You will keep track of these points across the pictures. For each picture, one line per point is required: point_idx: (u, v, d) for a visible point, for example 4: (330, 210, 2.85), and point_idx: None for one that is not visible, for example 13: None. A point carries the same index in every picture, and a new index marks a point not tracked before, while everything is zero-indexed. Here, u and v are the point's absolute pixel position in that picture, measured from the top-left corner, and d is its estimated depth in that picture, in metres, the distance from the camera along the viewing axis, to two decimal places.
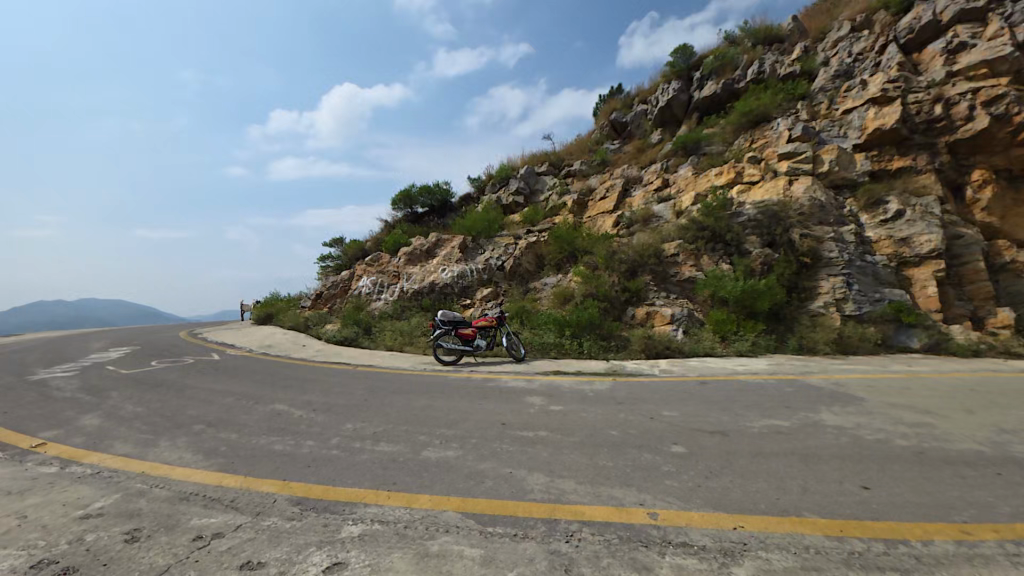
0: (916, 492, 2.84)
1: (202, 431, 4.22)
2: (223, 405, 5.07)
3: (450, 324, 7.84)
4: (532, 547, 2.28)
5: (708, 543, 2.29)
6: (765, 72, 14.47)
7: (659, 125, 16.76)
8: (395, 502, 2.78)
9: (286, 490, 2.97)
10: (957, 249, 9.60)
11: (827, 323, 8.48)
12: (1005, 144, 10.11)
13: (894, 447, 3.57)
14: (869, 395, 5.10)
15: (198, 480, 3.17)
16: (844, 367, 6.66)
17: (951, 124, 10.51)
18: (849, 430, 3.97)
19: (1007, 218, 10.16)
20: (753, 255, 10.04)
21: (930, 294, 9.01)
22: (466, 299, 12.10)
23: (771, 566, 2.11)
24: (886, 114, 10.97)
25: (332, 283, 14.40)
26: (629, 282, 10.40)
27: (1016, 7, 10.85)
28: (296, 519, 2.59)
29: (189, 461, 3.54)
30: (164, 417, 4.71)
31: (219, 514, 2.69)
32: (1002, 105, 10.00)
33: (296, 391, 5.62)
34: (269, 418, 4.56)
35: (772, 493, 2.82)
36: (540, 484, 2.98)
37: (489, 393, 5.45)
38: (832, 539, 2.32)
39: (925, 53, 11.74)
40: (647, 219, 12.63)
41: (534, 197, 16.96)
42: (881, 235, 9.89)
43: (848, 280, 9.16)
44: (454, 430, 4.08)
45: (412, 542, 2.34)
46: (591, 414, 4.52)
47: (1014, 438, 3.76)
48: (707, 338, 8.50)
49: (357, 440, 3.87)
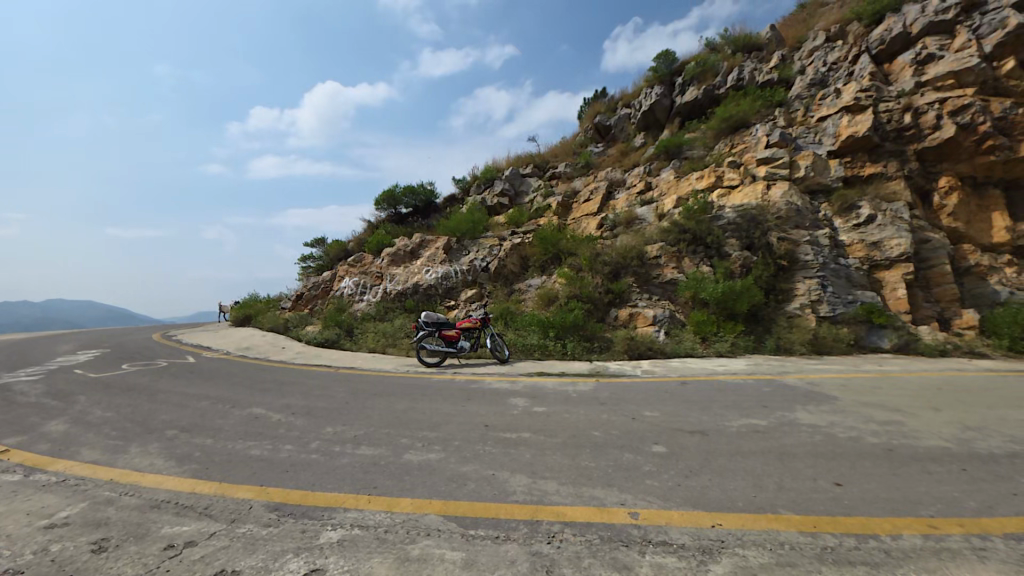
0: (886, 488, 2.93)
1: (176, 436, 4.10)
2: (198, 409, 4.93)
3: (434, 325, 7.79)
4: (513, 548, 2.28)
5: (687, 541, 2.32)
6: (744, 79, 14.82)
7: (642, 129, 17.04)
8: (375, 506, 2.74)
9: (262, 495, 2.91)
10: (925, 254, 9.98)
11: (804, 324, 8.73)
12: (970, 152, 10.57)
13: (866, 444, 3.68)
14: (842, 394, 5.24)
15: (170, 487, 3.07)
16: (819, 367, 6.85)
17: (920, 132, 10.92)
18: (822, 428, 4.08)
19: (970, 224, 10.66)
20: (733, 258, 10.27)
21: (900, 296, 9.36)
22: (450, 300, 12.07)
23: (748, 563, 2.15)
24: (858, 121, 11.34)
25: (313, 283, 14.17)
26: (612, 283, 10.52)
27: (983, 20, 11.30)
28: (272, 526, 2.53)
29: (161, 467, 3.42)
30: (135, 422, 4.56)
31: (193, 522, 2.61)
32: (968, 115, 10.44)
33: (275, 395, 5.51)
34: (247, 422, 4.45)
35: (749, 491, 2.88)
36: (522, 486, 2.98)
37: (473, 394, 5.46)
38: (805, 535, 2.38)
39: (896, 63, 12.18)
40: (630, 222, 12.78)
41: (519, 198, 17.01)
42: (853, 239, 10.21)
43: (822, 282, 9.44)
44: (437, 432, 4.06)
45: (393, 547, 2.31)
46: (574, 415, 4.56)
47: (979, 435, 3.92)
48: (688, 338, 8.67)
49: (337, 444, 3.81)
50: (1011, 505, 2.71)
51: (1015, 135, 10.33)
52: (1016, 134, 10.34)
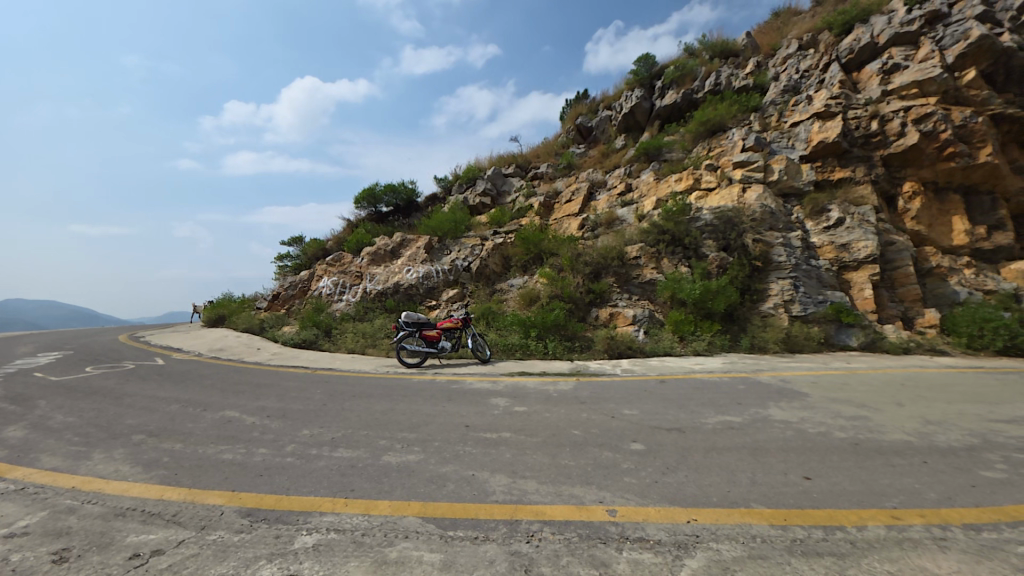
0: (853, 481, 3.05)
1: (143, 442, 3.95)
2: (167, 413, 4.75)
3: (414, 325, 7.68)
4: (492, 548, 2.28)
5: (664, 537, 2.36)
6: (721, 84, 15.17)
7: (623, 131, 17.29)
8: (352, 509, 2.69)
9: (234, 501, 2.82)
10: (890, 256, 10.41)
11: (777, 323, 9.00)
12: (932, 159, 11.06)
13: (834, 439, 3.81)
14: (812, 391, 5.43)
15: (137, 494, 2.95)
16: (791, 365, 7.06)
17: (886, 139, 11.35)
18: (793, 424, 4.22)
19: (932, 227, 11.18)
20: (710, 259, 10.51)
21: (866, 296, 9.75)
22: (431, 300, 11.99)
23: (721, 557, 2.20)
24: (829, 128, 11.73)
25: (290, 283, 13.85)
26: (593, 284, 10.63)
27: (945, 31, 11.79)
28: (245, 532, 2.47)
29: (126, 474, 3.29)
30: (99, 427, 4.37)
31: (159, 530, 2.52)
32: (930, 123, 10.89)
33: (249, 398, 5.34)
34: (219, 426, 4.32)
35: (723, 487, 2.95)
36: (502, 486, 2.98)
37: (454, 394, 5.42)
38: (776, 528, 2.45)
39: (864, 72, 12.64)
40: (610, 223, 12.94)
41: (501, 198, 17.00)
42: (824, 241, 10.56)
43: (795, 283, 9.74)
44: (416, 433, 4.01)
45: (369, 551, 2.27)
46: (555, 414, 4.57)
47: (938, 428, 4.12)
48: (667, 337, 8.81)
49: (314, 447, 3.73)
50: (969, 496, 2.85)
51: (974, 143, 10.87)
52: (975, 142, 10.86)
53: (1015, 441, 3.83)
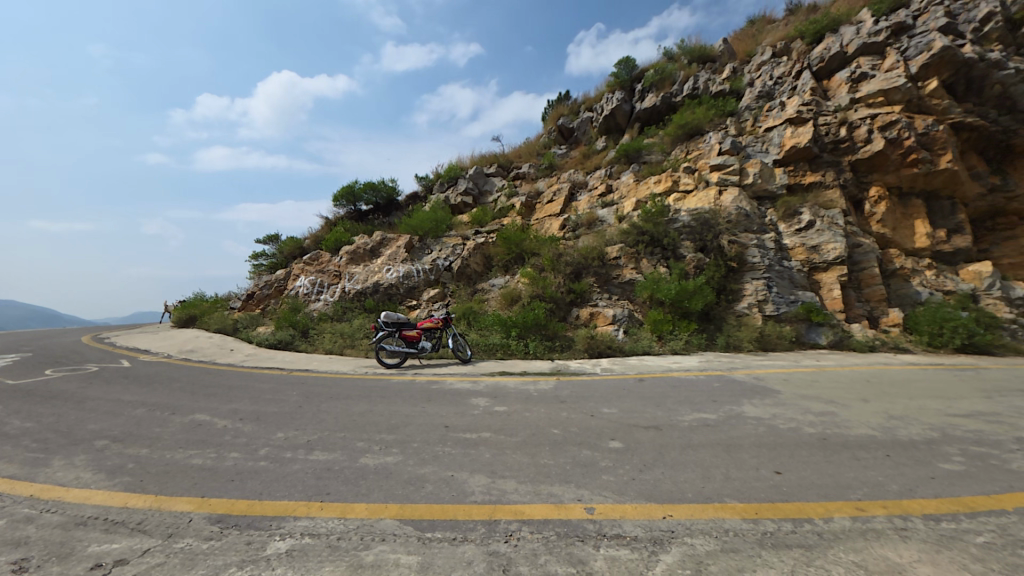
0: (821, 475, 3.16)
1: (106, 447, 3.78)
2: (132, 418, 4.57)
3: (394, 326, 7.59)
4: (470, 549, 2.27)
5: (640, 533, 2.40)
6: (699, 88, 15.50)
7: (604, 132, 17.50)
8: (328, 513, 2.65)
9: (204, 507, 2.74)
10: (857, 257, 10.83)
11: (751, 323, 9.27)
12: (896, 164, 11.54)
13: (804, 435, 3.94)
14: (783, 387, 5.62)
15: (100, 503, 2.82)
16: (764, 363, 7.26)
17: (854, 145, 11.78)
18: (766, 420, 4.35)
19: (897, 230, 11.68)
20: (688, 259, 10.74)
21: (835, 296, 10.13)
22: (412, 300, 11.89)
23: (695, 551, 2.25)
24: (800, 133, 12.10)
25: (265, 282, 13.51)
26: (574, 283, 10.72)
27: (910, 42, 12.26)
28: (214, 539, 2.39)
29: (88, 481, 3.14)
30: (60, 432, 4.17)
31: (123, 539, 2.42)
32: (895, 130, 11.36)
33: (221, 400, 5.20)
34: (189, 430, 4.18)
35: (698, 482, 3.02)
36: (481, 486, 2.97)
37: (434, 395, 5.38)
38: (748, 522, 2.52)
39: (834, 80, 13.08)
40: (591, 223, 13.08)
41: (483, 198, 16.98)
42: (796, 243, 10.92)
43: (768, 283, 10.03)
44: (395, 434, 3.97)
45: (345, 554, 2.24)
46: (534, 414, 4.59)
47: (900, 423, 4.31)
48: (645, 337, 8.94)
49: (288, 450, 3.65)
50: (928, 487, 2.99)
51: (935, 150, 11.37)
52: (936, 149, 11.37)
53: (972, 434, 4.03)
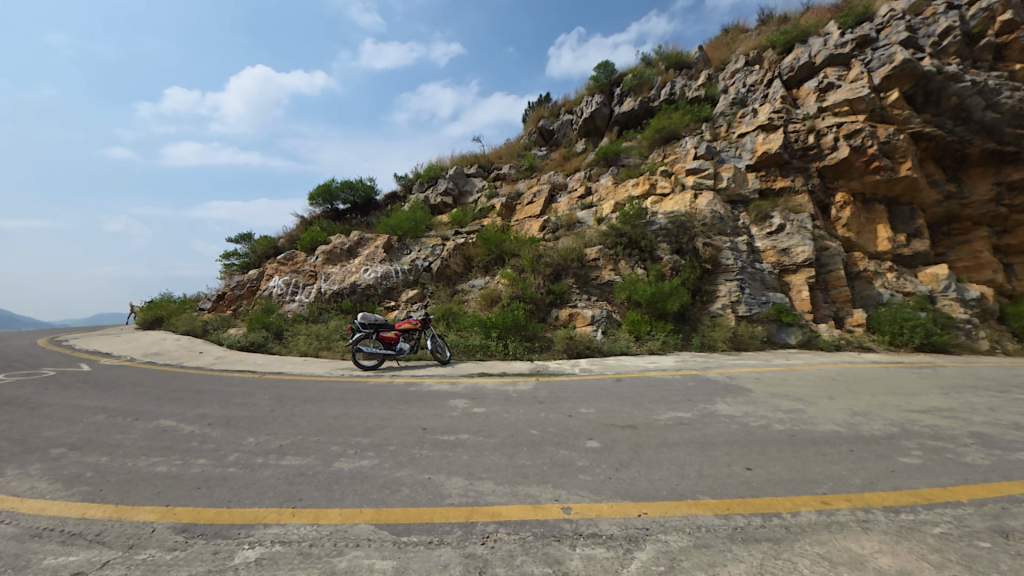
0: (788, 470, 3.26)
1: (63, 456, 3.59)
2: (91, 424, 4.34)
3: (371, 327, 7.46)
4: (446, 552, 2.25)
5: (616, 531, 2.43)
6: (675, 94, 15.82)
7: (583, 135, 17.66)
8: (301, 519, 2.58)
9: (169, 516, 2.63)
10: (824, 259, 11.25)
11: (724, 324, 9.52)
12: (860, 171, 12.06)
13: (774, 431, 4.06)
14: (754, 386, 5.79)
15: (55, 514, 2.67)
16: (737, 362, 7.48)
17: (821, 152, 12.23)
18: (737, 418, 4.47)
19: (861, 234, 12.20)
20: (664, 261, 10.94)
21: (803, 297, 10.50)
22: (390, 300, 11.74)
23: (668, 547, 2.29)
24: (771, 140, 12.49)
25: (237, 282, 13.11)
26: (553, 285, 10.79)
27: (874, 54, 12.80)
28: (179, 549, 2.30)
29: (42, 492, 2.97)
30: (11, 441, 3.93)
31: (81, 551, 2.30)
32: (859, 138, 11.82)
33: (189, 405, 5.00)
34: (153, 436, 4.01)
35: (672, 480, 3.08)
36: (458, 488, 2.96)
37: (412, 397, 5.32)
38: (720, 517, 2.58)
39: (803, 89, 13.53)
40: (571, 225, 13.22)
41: (463, 198, 16.92)
42: (767, 246, 11.29)
43: (741, 284, 10.33)
44: (371, 438, 3.90)
45: (317, 562, 2.19)
46: (513, 414, 4.60)
47: (863, 419, 4.50)
48: (623, 337, 9.07)
49: (260, 455, 3.54)
50: (889, 480, 3.14)
51: (896, 158, 11.92)
52: (897, 157, 11.92)
53: (929, 429, 4.25)
